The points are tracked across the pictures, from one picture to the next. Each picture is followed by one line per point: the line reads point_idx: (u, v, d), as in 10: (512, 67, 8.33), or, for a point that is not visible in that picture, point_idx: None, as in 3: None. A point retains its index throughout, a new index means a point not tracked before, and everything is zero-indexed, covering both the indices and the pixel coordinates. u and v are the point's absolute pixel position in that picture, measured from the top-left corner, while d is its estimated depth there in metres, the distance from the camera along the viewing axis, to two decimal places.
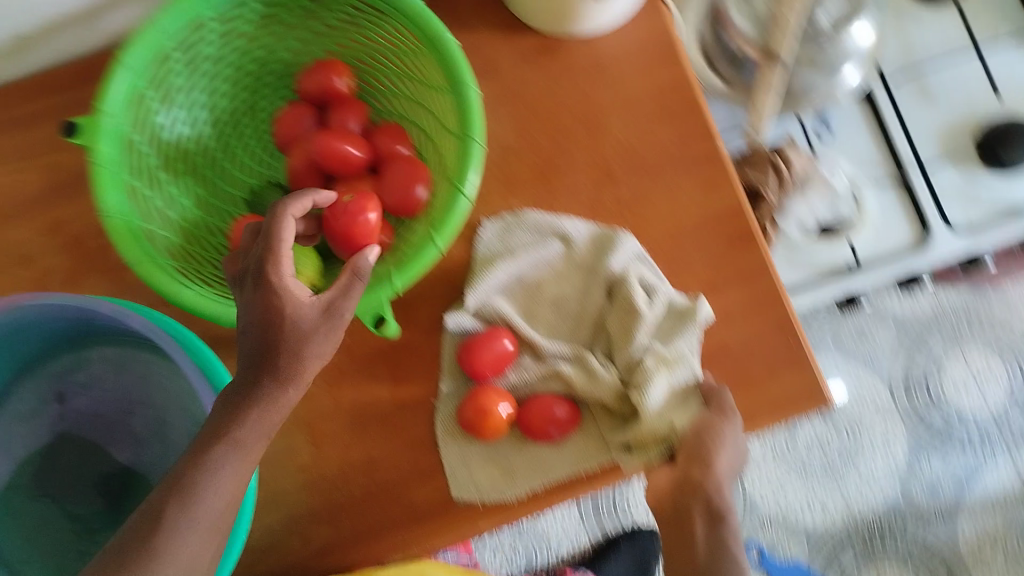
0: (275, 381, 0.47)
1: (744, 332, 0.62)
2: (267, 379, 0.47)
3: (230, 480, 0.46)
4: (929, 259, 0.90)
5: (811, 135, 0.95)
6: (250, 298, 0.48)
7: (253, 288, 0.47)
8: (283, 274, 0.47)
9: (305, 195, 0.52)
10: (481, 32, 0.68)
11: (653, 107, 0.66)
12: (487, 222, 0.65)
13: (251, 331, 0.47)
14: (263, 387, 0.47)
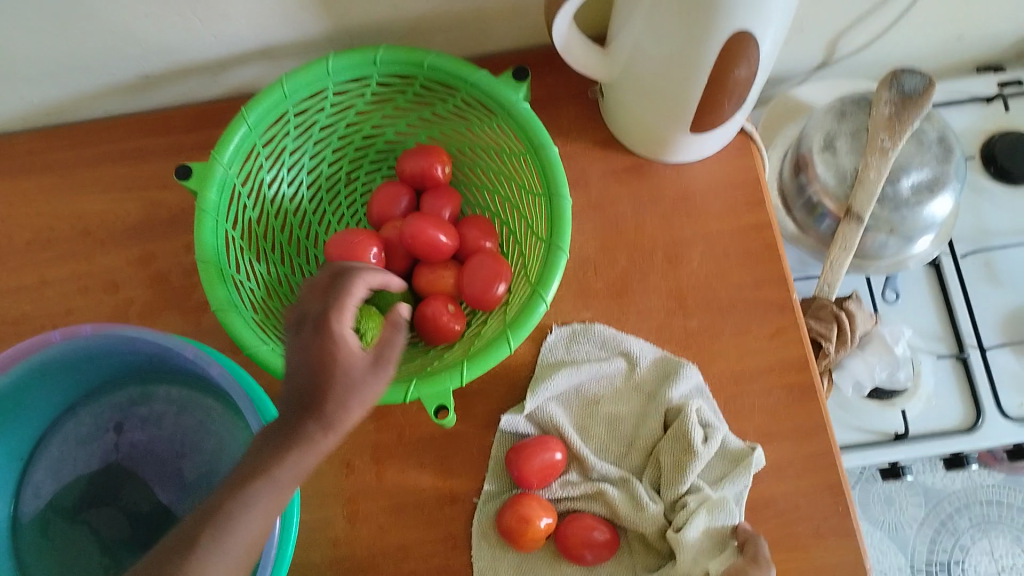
0: (318, 426, 0.44)
1: (797, 487, 0.61)
2: (313, 426, 0.44)
3: (253, 528, 0.42)
4: (977, 444, 0.81)
5: (876, 295, 0.87)
6: (306, 341, 0.46)
7: (311, 333, 0.46)
8: (343, 323, 0.46)
9: (377, 272, 0.51)
10: (577, 146, 0.71)
11: (733, 246, 0.67)
12: (556, 327, 0.66)
13: (297, 373, 0.45)
14: (306, 428, 0.43)
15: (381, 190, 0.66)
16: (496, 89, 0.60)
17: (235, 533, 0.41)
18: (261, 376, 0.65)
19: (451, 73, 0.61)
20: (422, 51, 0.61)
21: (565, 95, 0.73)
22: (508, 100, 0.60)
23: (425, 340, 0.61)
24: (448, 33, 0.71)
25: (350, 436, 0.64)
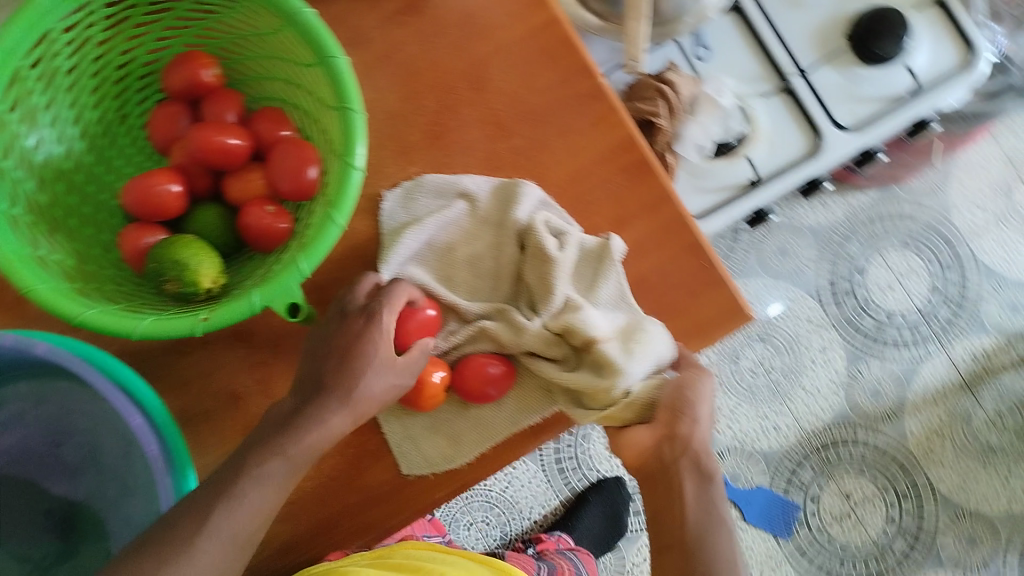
0: (339, 402, 0.54)
1: (659, 260, 0.64)
2: (322, 409, 0.53)
3: (253, 503, 0.51)
4: (824, 162, 0.87)
5: (691, 57, 0.89)
6: (348, 322, 0.56)
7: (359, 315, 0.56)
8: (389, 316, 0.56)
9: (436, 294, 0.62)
10: (343, 0, 0.68)
11: (531, 51, 0.67)
12: (387, 192, 0.65)
13: (327, 350, 0.55)
14: (327, 405, 0.54)
15: (155, 114, 0.63)
16: None
17: (242, 506, 0.51)
18: (109, 344, 0.62)
19: None
20: None
21: None
22: None
23: (255, 249, 0.59)
24: None
25: (222, 366, 0.62)
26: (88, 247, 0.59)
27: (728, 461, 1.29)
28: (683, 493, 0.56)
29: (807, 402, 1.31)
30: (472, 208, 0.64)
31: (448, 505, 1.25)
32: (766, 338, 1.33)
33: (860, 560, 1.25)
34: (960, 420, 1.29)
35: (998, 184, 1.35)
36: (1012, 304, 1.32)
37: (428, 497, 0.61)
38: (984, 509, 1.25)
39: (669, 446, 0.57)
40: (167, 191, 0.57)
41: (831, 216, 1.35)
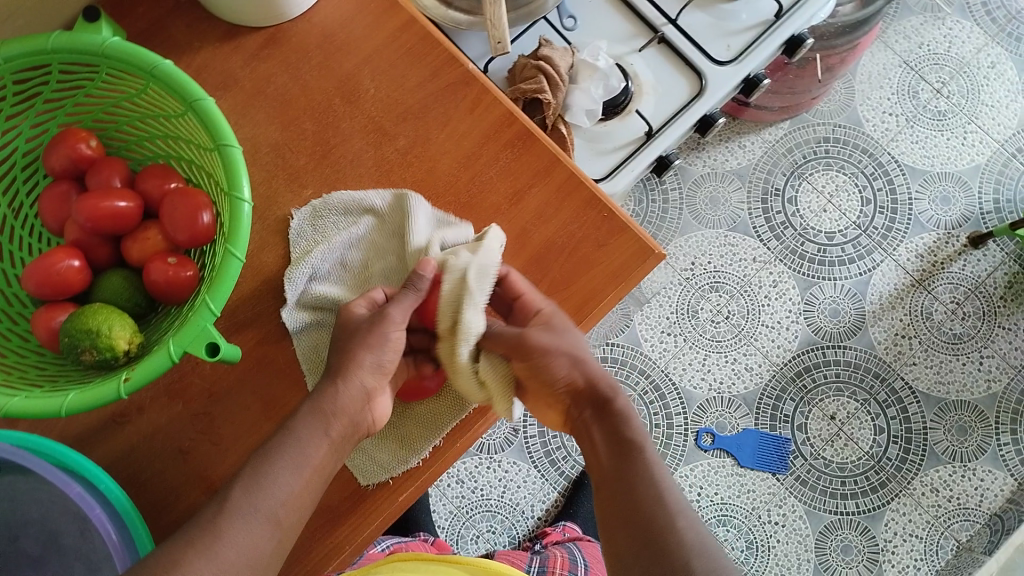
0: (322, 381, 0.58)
1: (561, 222, 0.66)
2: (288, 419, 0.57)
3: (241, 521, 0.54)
4: (712, 100, 0.90)
5: (562, 30, 0.91)
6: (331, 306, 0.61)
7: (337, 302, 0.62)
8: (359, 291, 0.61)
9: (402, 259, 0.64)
10: (205, 49, 0.69)
11: (395, 55, 0.69)
12: (295, 211, 0.66)
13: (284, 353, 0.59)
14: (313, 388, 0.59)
15: (43, 197, 0.62)
16: (78, 40, 0.58)
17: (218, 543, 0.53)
18: (49, 431, 0.62)
19: (29, 53, 0.59)
20: None
21: (167, 12, 0.70)
22: (97, 43, 0.58)
23: (169, 303, 0.60)
24: (15, 16, 0.67)
25: (165, 426, 0.63)
26: (4, 343, 0.59)
27: (709, 414, 1.26)
28: (594, 435, 0.64)
29: (772, 338, 1.28)
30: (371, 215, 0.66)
31: (447, 524, 1.20)
32: (717, 285, 1.30)
33: (861, 477, 1.23)
34: (922, 318, 1.28)
35: (901, 87, 1.36)
36: (942, 195, 1.32)
37: (396, 499, 0.62)
38: (965, 397, 1.25)
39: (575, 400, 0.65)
40: (67, 266, 0.58)
41: (750, 154, 1.34)
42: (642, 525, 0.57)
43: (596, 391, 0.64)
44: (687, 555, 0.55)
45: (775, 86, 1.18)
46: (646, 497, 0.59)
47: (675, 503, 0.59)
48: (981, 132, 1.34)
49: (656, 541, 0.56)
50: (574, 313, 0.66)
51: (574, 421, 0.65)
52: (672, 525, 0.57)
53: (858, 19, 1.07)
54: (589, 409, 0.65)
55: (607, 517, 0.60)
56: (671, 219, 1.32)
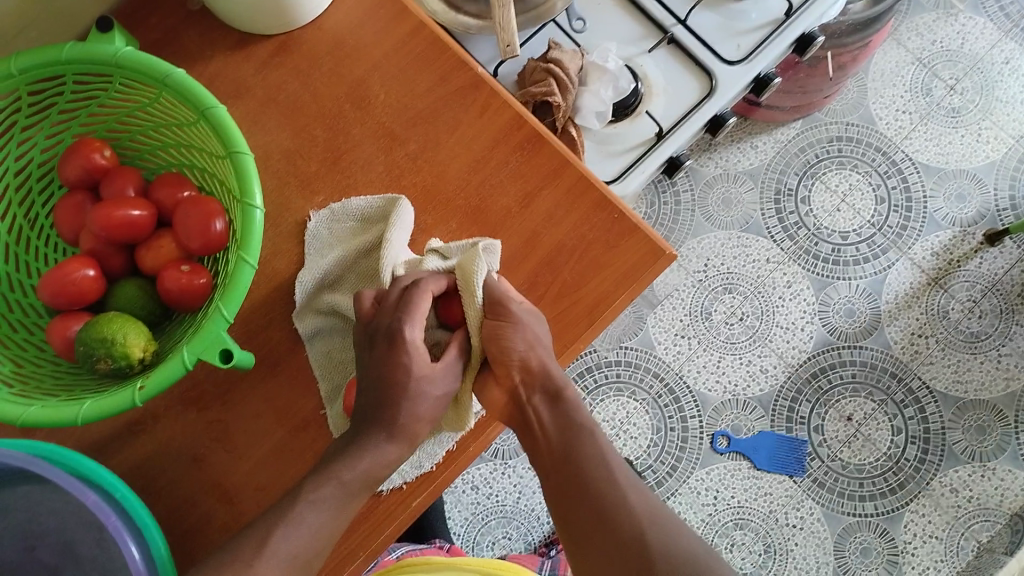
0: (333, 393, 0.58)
1: (572, 225, 0.66)
2: None
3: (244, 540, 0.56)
4: (722, 98, 0.89)
5: (570, 33, 0.91)
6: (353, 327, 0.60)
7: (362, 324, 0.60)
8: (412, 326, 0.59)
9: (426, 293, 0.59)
10: (217, 58, 0.70)
11: (406, 60, 0.69)
12: (314, 214, 0.66)
13: None
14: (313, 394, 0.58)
15: (58, 208, 0.63)
16: (92, 51, 0.59)
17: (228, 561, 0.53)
18: (67, 440, 0.63)
19: (41, 65, 0.59)
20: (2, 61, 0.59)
21: (179, 22, 0.71)
22: (110, 54, 0.59)
23: (182, 311, 0.60)
24: (29, 28, 0.68)
25: (181, 435, 0.63)
26: (20, 352, 0.60)
27: (724, 416, 1.25)
28: (540, 420, 0.63)
29: (787, 339, 1.27)
30: (367, 222, 0.66)
31: (464, 531, 1.20)
32: (731, 287, 1.29)
33: (879, 478, 1.22)
34: (939, 317, 1.27)
35: (913, 85, 1.35)
36: (957, 193, 1.31)
37: (409, 505, 0.62)
38: (984, 396, 1.24)
39: (519, 387, 0.62)
40: (82, 276, 0.58)
41: (762, 154, 1.33)
42: (596, 510, 0.60)
43: (547, 379, 0.62)
44: (642, 529, 0.59)
45: (786, 85, 1.18)
46: (600, 479, 0.61)
47: (625, 479, 0.61)
48: (995, 128, 1.33)
49: (612, 520, 0.60)
50: (586, 314, 0.65)
51: (521, 410, 0.63)
52: (625, 502, 0.60)
53: (870, 17, 1.07)
54: (539, 395, 0.63)
55: (561, 504, 0.62)
56: (683, 221, 1.32)
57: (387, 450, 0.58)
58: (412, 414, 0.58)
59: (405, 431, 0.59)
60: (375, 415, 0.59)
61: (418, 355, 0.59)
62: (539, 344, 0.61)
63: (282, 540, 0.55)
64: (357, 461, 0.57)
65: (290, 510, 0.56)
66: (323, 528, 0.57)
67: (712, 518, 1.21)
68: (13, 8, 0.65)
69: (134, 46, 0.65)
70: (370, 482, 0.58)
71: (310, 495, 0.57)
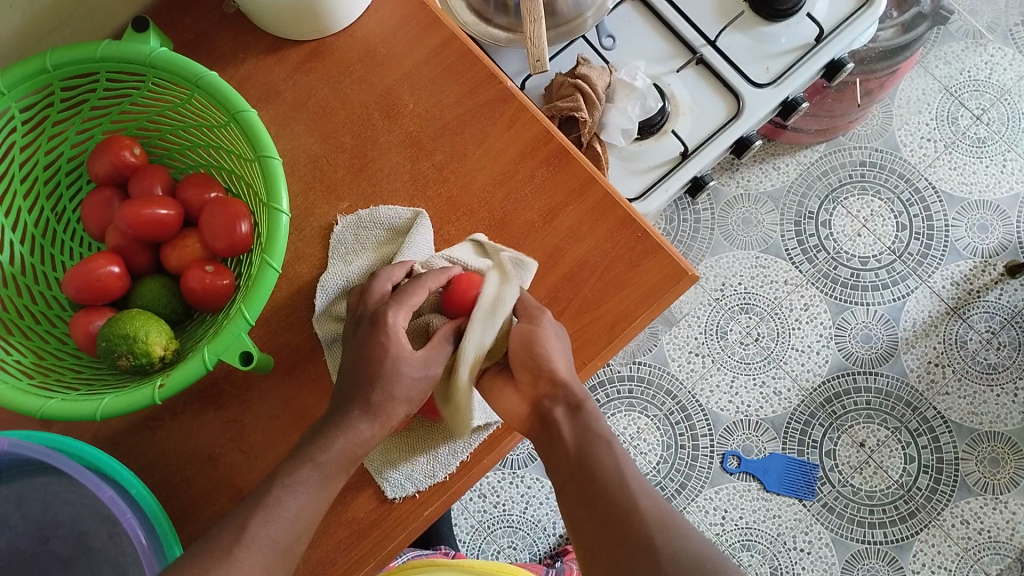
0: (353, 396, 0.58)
1: (594, 242, 0.66)
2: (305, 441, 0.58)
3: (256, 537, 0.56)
4: (749, 121, 0.89)
5: (599, 51, 0.92)
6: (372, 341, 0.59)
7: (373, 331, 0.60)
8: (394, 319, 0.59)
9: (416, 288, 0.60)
10: (249, 61, 0.70)
11: (435, 71, 0.69)
12: (340, 219, 0.67)
13: None
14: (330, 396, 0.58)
15: (86, 203, 0.64)
16: (126, 49, 0.59)
17: (237, 557, 0.53)
18: (83, 432, 0.63)
19: (76, 61, 0.60)
20: (39, 55, 0.60)
21: (213, 24, 0.71)
22: (144, 53, 0.59)
23: (204, 310, 0.61)
24: (65, 25, 0.69)
25: (196, 431, 0.63)
26: (42, 344, 0.60)
27: (736, 436, 1.24)
28: (560, 429, 0.61)
29: (802, 362, 1.26)
30: (393, 234, 0.66)
31: (469, 538, 1.20)
32: (748, 307, 1.29)
33: (890, 506, 1.21)
34: (956, 347, 1.26)
35: (940, 113, 1.34)
36: (979, 223, 1.30)
37: (421, 514, 0.62)
38: (999, 429, 1.23)
39: (542, 400, 0.61)
40: (108, 272, 0.59)
41: (784, 176, 1.33)
42: (608, 516, 0.56)
43: (568, 391, 0.61)
44: (652, 534, 0.55)
45: (812, 109, 1.18)
46: (611, 484, 0.57)
47: (638, 485, 0.58)
48: (1021, 160, 1.32)
49: (624, 526, 0.55)
50: (606, 332, 0.65)
51: (540, 416, 0.61)
52: (635, 507, 0.56)
53: (899, 44, 1.07)
54: (561, 406, 0.61)
55: (574, 511, 0.58)
56: (702, 240, 1.31)
57: (361, 428, 0.58)
58: (387, 394, 0.58)
59: (381, 409, 0.58)
60: (348, 397, 0.59)
61: (399, 339, 0.58)
62: (562, 358, 0.61)
63: (265, 526, 0.55)
64: (329, 443, 0.57)
65: (267, 495, 0.56)
66: (304, 511, 0.56)
67: (719, 538, 1.21)
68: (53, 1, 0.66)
69: (168, 47, 0.66)
70: (346, 462, 0.58)
71: (285, 480, 0.56)
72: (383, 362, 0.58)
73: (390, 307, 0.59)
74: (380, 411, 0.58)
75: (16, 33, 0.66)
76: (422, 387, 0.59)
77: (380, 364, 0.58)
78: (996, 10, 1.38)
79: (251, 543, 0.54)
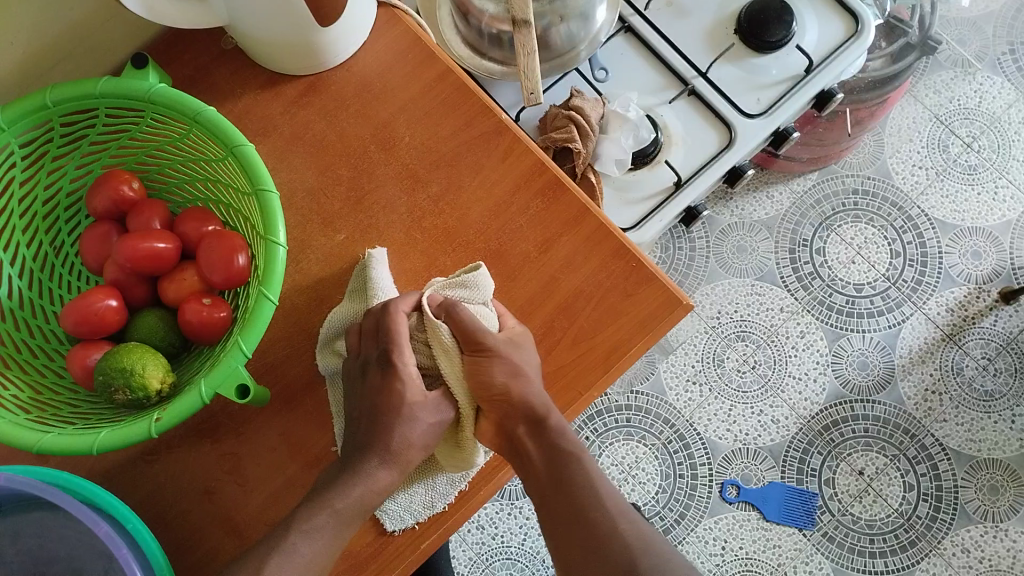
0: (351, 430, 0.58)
1: (589, 272, 0.66)
2: None
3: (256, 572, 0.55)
4: (742, 150, 0.90)
5: (591, 83, 0.93)
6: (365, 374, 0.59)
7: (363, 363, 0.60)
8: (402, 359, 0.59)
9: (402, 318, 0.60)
10: (247, 96, 0.71)
11: (431, 104, 0.70)
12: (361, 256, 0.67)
13: None
14: None
15: (84, 237, 0.64)
16: (125, 85, 0.60)
17: None
18: (79, 467, 0.63)
19: (76, 98, 0.60)
20: (39, 92, 0.60)
21: (211, 60, 0.72)
22: (143, 90, 0.60)
23: (201, 343, 0.61)
24: (64, 63, 0.70)
25: (194, 466, 0.63)
26: (38, 379, 0.60)
27: (735, 465, 1.24)
28: (530, 451, 0.61)
29: (799, 390, 1.27)
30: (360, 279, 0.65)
31: (468, 571, 1.19)
32: (745, 335, 1.29)
33: (890, 534, 1.20)
34: (952, 374, 1.26)
35: (930, 141, 1.36)
36: (972, 250, 1.31)
37: (419, 547, 0.62)
38: (998, 455, 1.23)
39: (507, 421, 0.61)
40: (105, 306, 0.59)
41: (778, 205, 1.34)
42: (588, 538, 0.58)
43: (529, 408, 0.60)
44: (632, 555, 0.56)
45: (804, 138, 1.19)
46: (589, 506, 0.59)
47: (616, 506, 0.59)
48: (1011, 187, 1.33)
49: (603, 547, 0.57)
50: (602, 361, 0.65)
51: (507, 440, 0.61)
52: (615, 529, 0.58)
53: (889, 74, 1.09)
54: (525, 425, 0.61)
55: (553, 531, 0.60)
56: (697, 268, 1.32)
57: (381, 475, 0.58)
58: (405, 440, 0.58)
59: (400, 456, 0.58)
60: (363, 446, 0.59)
61: (412, 384, 0.59)
62: (527, 370, 0.61)
63: (265, 562, 0.54)
64: (347, 489, 0.57)
65: (282, 539, 0.56)
66: (317, 556, 0.56)
67: (720, 568, 1.20)
68: (52, 38, 0.67)
69: (166, 83, 0.67)
70: (363, 508, 0.58)
71: (301, 525, 0.56)
72: (400, 409, 0.58)
73: (393, 351, 0.59)
74: (398, 458, 0.59)
75: (15, 69, 0.67)
76: (418, 417, 0.59)
77: (397, 412, 0.58)
78: (984, 38, 1.40)
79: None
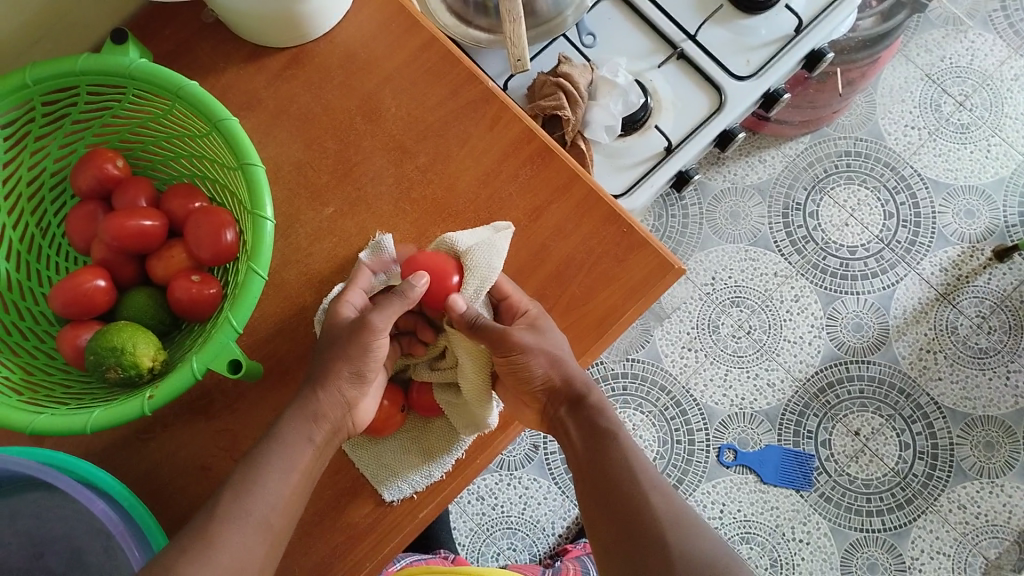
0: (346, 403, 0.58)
1: (581, 239, 0.66)
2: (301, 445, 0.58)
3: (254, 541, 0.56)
4: (732, 113, 0.90)
5: (580, 48, 0.92)
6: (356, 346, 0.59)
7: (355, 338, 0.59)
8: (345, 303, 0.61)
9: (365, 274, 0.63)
10: (229, 70, 0.70)
11: (416, 73, 0.70)
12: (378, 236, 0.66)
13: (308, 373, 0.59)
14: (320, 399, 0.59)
15: (71, 217, 0.63)
16: (105, 62, 0.59)
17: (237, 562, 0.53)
18: (75, 446, 0.63)
19: (56, 75, 0.60)
20: (19, 70, 0.59)
21: (192, 34, 0.71)
22: (123, 65, 0.59)
23: (192, 320, 0.61)
24: (44, 40, 0.69)
25: (190, 441, 0.63)
26: (28, 361, 0.60)
27: (731, 430, 1.25)
28: (570, 429, 0.63)
29: (794, 354, 1.27)
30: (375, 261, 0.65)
31: (469, 541, 1.20)
32: (740, 300, 1.29)
33: (887, 493, 1.21)
34: (947, 333, 1.27)
35: (923, 100, 1.35)
36: (966, 208, 1.31)
37: (416, 516, 0.62)
38: (992, 412, 1.23)
39: (548, 406, 0.64)
40: (94, 286, 0.59)
41: (770, 169, 1.33)
42: (622, 511, 0.58)
43: (572, 387, 0.63)
44: (662, 530, 0.56)
45: (795, 100, 1.18)
46: (624, 481, 0.59)
47: (650, 482, 0.59)
48: (1005, 144, 1.33)
49: (633, 521, 0.57)
50: (594, 327, 0.65)
51: (557, 422, 0.64)
52: (647, 504, 0.58)
53: (880, 32, 1.08)
54: (565, 405, 0.63)
55: (589, 508, 0.60)
56: (690, 234, 1.32)
57: None
58: None
59: None
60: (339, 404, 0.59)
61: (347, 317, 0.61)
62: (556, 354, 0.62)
63: (263, 532, 0.55)
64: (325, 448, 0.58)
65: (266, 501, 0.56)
66: None
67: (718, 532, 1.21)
68: (29, 17, 0.66)
69: (147, 58, 0.66)
70: None
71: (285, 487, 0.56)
72: None
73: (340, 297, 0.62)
74: None
75: None
76: None
77: None
78: None
79: (253, 547, 0.54)
